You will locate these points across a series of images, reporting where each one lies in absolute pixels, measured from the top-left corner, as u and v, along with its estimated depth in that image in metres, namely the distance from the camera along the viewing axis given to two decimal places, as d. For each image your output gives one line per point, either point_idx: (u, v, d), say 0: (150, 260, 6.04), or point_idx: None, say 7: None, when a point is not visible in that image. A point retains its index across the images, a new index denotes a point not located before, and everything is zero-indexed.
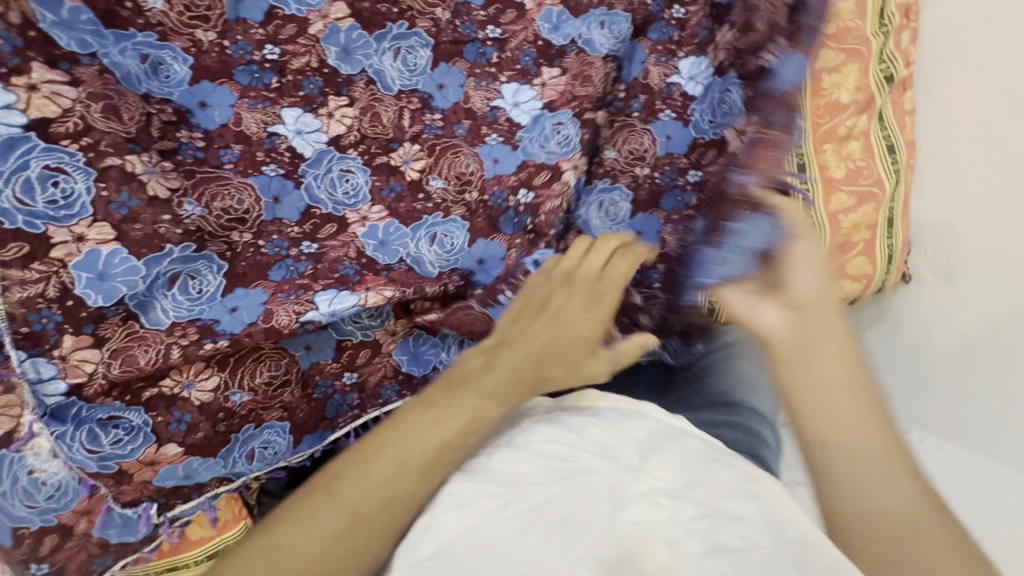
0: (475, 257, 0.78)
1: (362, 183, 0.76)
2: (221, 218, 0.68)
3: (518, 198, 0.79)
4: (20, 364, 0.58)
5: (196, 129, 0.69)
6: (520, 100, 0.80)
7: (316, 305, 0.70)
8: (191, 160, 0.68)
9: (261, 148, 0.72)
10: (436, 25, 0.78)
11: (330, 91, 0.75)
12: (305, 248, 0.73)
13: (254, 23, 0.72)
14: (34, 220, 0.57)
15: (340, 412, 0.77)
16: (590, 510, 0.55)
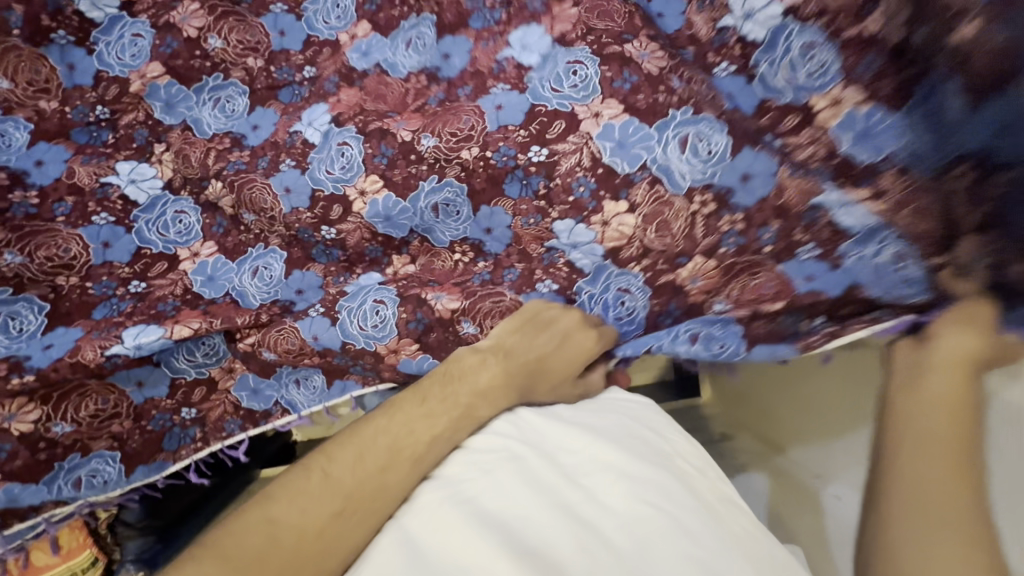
0: (293, 288, 0.81)
1: (194, 223, 0.83)
2: (46, 264, 0.79)
3: (322, 234, 0.79)
4: None
5: (31, 188, 0.81)
6: (314, 120, 0.79)
7: (123, 339, 0.77)
8: (23, 217, 0.80)
9: (94, 198, 0.82)
10: (250, 73, 0.83)
11: (154, 139, 0.83)
12: (133, 286, 0.80)
13: (87, 87, 0.83)
14: None
15: (182, 444, 0.81)
16: (516, 495, 0.50)
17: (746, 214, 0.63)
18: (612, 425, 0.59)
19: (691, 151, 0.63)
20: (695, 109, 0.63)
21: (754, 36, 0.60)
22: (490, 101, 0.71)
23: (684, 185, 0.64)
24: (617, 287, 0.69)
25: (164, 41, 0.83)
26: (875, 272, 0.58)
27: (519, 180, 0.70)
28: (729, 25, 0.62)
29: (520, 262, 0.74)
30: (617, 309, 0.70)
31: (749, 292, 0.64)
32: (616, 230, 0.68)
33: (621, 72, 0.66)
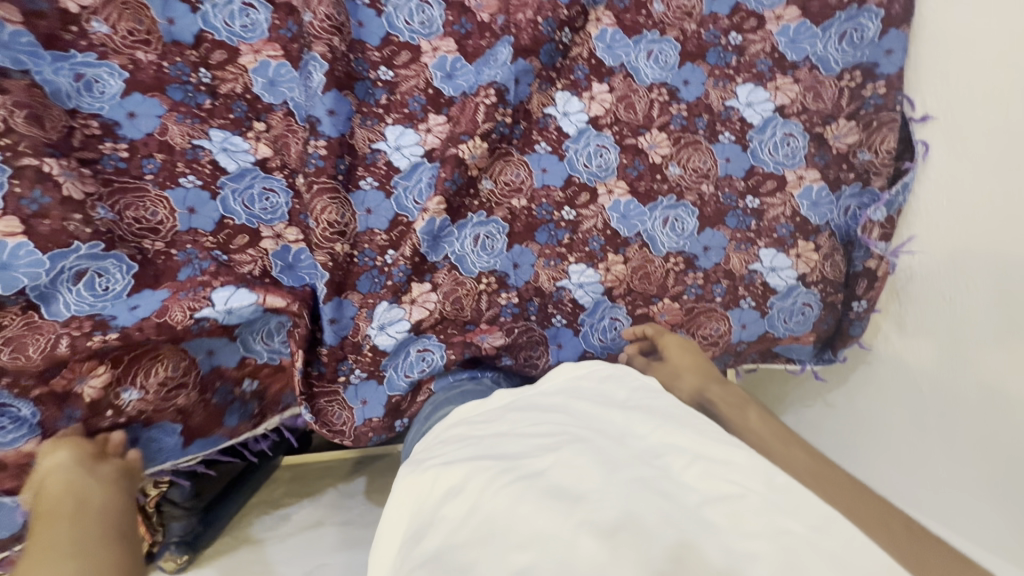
0: (327, 315, 0.87)
1: (281, 203, 0.89)
2: (133, 226, 0.82)
3: (384, 257, 0.91)
4: None
5: (121, 140, 0.83)
6: (403, 144, 0.93)
7: (212, 302, 0.82)
8: (112, 169, 0.82)
9: (182, 158, 0.85)
10: (332, 51, 0.87)
11: (253, 116, 0.88)
12: (216, 255, 0.86)
13: (186, 45, 0.85)
14: None
15: (241, 420, 0.90)
16: (586, 474, 0.51)
17: (704, 273, 0.99)
18: (667, 407, 0.61)
19: (671, 227, 0.98)
20: (678, 198, 0.98)
21: (752, 119, 0.98)
22: (537, 162, 0.96)
23: (663, 251, 0.98)
24: (610, 316, 0.99)
25: (284, 24, 0.88)
26: (786, 318, 1.00)
27: (549, 231, 0.97)
28: (733, 107, 0.98)
29: (536, 297, 0.97)
30: (609, 335, 0.99)
31: (703, 330, 0.99)
32: (614, 274, 0.98)
33: (629, 164, 0.98)
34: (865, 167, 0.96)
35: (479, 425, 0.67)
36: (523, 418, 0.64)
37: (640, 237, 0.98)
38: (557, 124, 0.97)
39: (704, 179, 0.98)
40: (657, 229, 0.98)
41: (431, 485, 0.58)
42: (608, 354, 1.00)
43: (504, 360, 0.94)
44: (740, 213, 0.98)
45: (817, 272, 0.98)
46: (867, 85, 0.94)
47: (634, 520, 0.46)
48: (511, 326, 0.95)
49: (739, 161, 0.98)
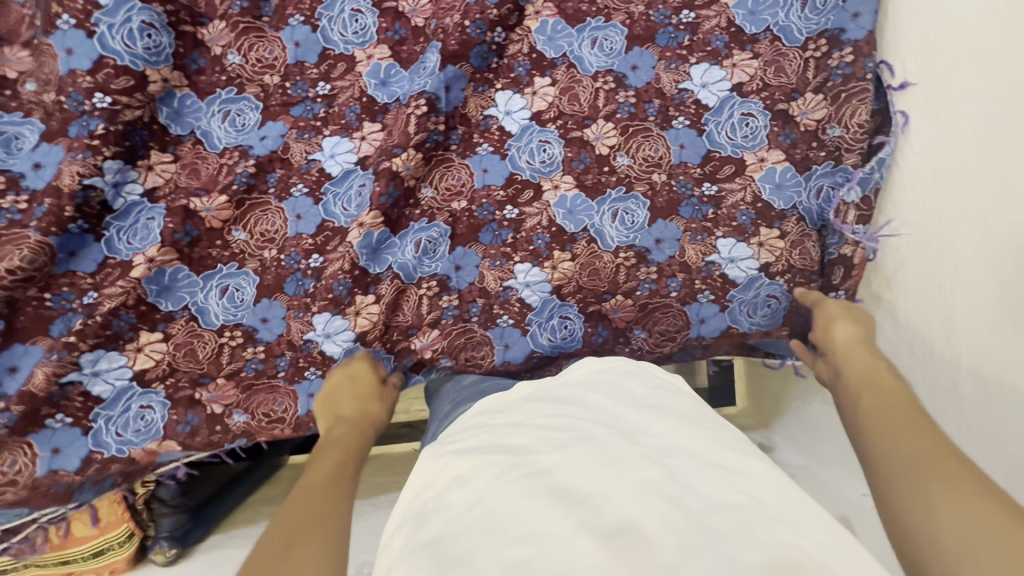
0: (259, 315, 0.87)
1: (157, 227, 0.85)
2: (7, 277, 0.77)
3: (308, 261, 0.87)
4: None
5: (24, 191, 0.81)
6: (337, 152, 0.89)
7: (80, 365, 0.82)
8: (8, 223, 0.79)
9: (72, 201, 0.80)
10: (265, 90, 0.89)
11: (155, 146, 0.86)
12: (88, 297, 0.82)
13: (83, 72, 0.80)
14: None
15: (176, 456, 0.85)
16: (594, 471, 0.41)
17: (658, 267, 0.90)
18: (685, 409, 0.47)
19: (620, 220, 0.90)
20: (627, 189, 0.90)
21: (708, 101, 0.90)
22: (477, 163, 0.90)
23: (612, 245, 0.90)
24: (559, 314, 0.91)
25: (189, 54, 0.87)
26: (750, 312, 0.88)
27: (493, 231, 0.90)
28: (688, 89, 0.90)
29: (480, 298, 0.91)
30: (560, 335, 0.91)
31: (661, 327, 0.91)
32: (561, 272, 0.91)
33: (573, 159, 0.91)
34: (835, 143, 0.85)
35: (494, 414, 0.54)
36: (534, 406, 0.52)
37: (595, 232, 0.91)
38: (500, 124, 0.91)
39: (654, 168, 0.90)
40: (606, 220, 0.90)
41: (434, 468, 0.47)
42: (558, 354, 0.92)
43: (444, 364, 0.89)
44: (696, 202, 0.89)
45: (783, 262, 0.87)
46: (833, 54, 0.84)
47: (634, 527, 0.36)
48: (449, 329, 0.89)
49: (695, 147, 0.90)
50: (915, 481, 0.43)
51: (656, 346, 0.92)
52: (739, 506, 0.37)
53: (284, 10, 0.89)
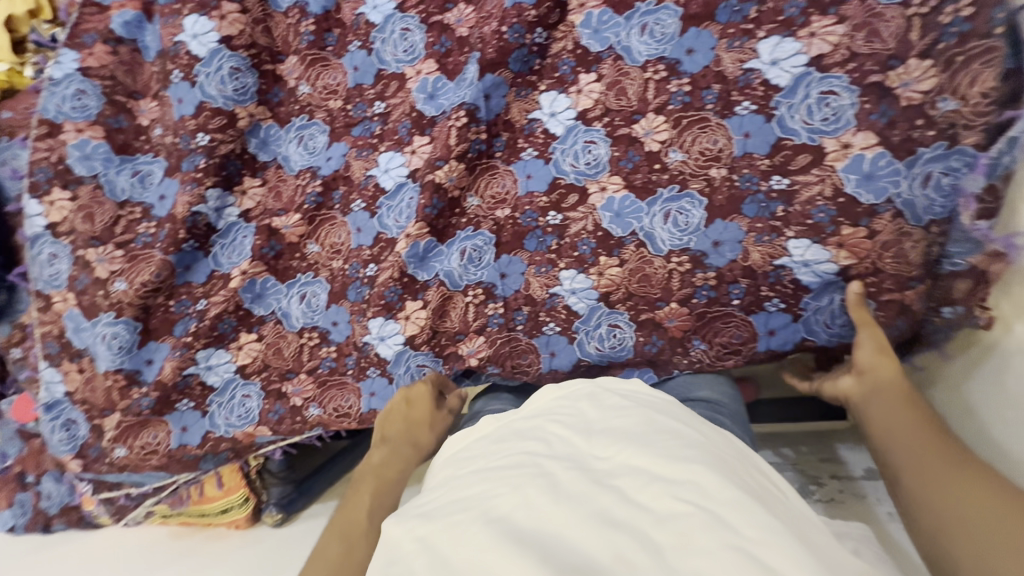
0: (330, 319, 0.96)
1: (248, 244, 0.97)
2: (141, 289, 0.95)
3: (367, 271, 0.94)
4: (46, 376, 0.99)
5: (153, 218, 0.97)
6: (391, 167, 0.94)
7: (196, 361, 0.97)
8: (141, 246, 0.96)
9: (184, 225, 0.95)
10: (331, 114, 0.97)
11: (247, 173, 0.99)
12: (199, 304, 0.97)
13: (189, 116, 0.96)
14: (54, 282, 0.97)
15: (269, 440, 0.97)
16: (548, 512, 0.45)
17: (717, 272, 0.81)
18: (639, 426, 0.53)
19: (672, 222, 0.82)
20: (681, 187, 0.82)
21: (778, 81, 0.77)
22: (522, 169, 0.89)
23: (663, 250, 0.83)
24: (608, 323, 0.87)
25: (271, 89, 0.98)
26: (828, 322, 0.78)
27: (537, 237, 0.89)
28: (755, 68, 0.78)
29: (526, 305, 0.90)
30: (610, 344, 0.87)
31: (723, 338, 0.82)
32: (608, 278, 0.86)
33: (621, 159, 0.85)
34: (947, 120, 0.69)
35: (458, 463, 0.58)
36: (492, 446, 0.57)
37: (647, 237, 0.84)
38: (544, 127, 0.89)
39: (713, 162, 0.80)
40: (660, 223, 0.83)
41: (395, 535, 0.48)
42: (608, 363, 0.88)
43: (490, 369, 0.91)
44: (762, 198, 0.78)
45: (868, 264, 0.74)
46: (945, 8, 0.67)
47: (589, 565, 0.41)
48: (494, 337, 0.90)
49: (763, 135, 0.78)
50: (972, 513, 0.52)
51: (717, 359, 0.83)
52: (683, 522, 0.42)
53: (345, 38, 0.96)
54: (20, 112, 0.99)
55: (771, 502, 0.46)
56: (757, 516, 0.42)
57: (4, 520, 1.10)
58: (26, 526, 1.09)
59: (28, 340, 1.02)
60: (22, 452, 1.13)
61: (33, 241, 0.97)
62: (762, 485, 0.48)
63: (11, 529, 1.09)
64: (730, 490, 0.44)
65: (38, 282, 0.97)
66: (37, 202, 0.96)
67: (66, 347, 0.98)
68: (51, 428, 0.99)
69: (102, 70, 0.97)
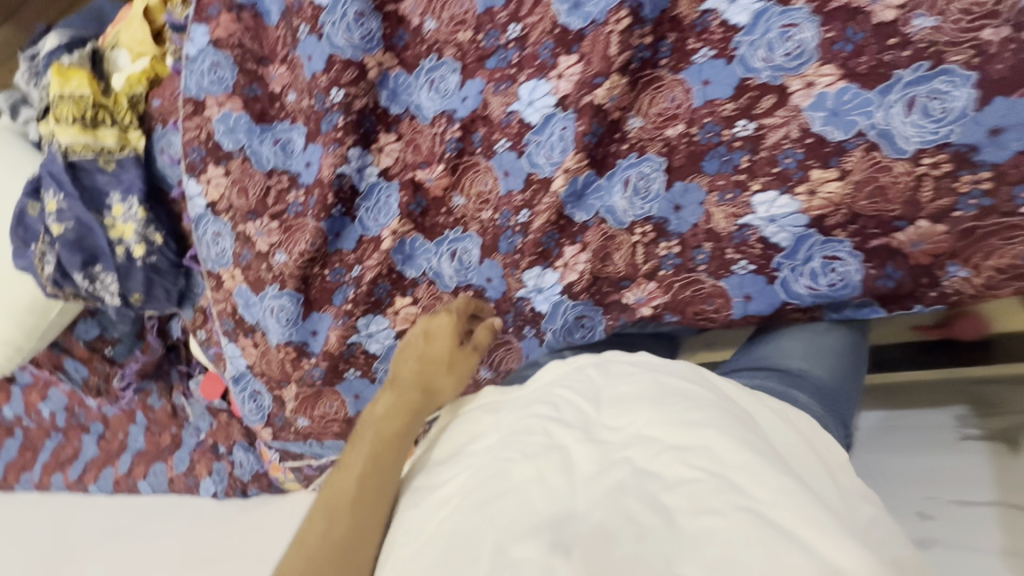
0: (485, 275, 0.89)
1: (394, 201, 0.92)
2: (300, 258, 0.94)
3: (519, 218, 0.85)
4: (227, 349, 1.04)
5: (301, 186, 0.95)
6: (535, 98, 0.81)
7: (357, 329, 0.96)
8: (294, 215, 0.95)
9: (332, 189, 0.92)
10: (461, 49, 0.86)
11: (382, 128, 0.92)
12: (355, 271, 0.95)
13: (320, 72, 0.90)
14: (222, 260, 1.00)
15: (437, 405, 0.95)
16: (558, 489, 0.45)
17: (995, 171, 0.60)
18: (649, 390, 0.51)
19: (919, 111, 0.62)
20: (933, 63, 0.61)
21: None
22: (696, 75, 0.73)
23: (909, 150, 0.63)
24: (822, 255, 0.70)
25: (395, 33, 0.89)
26: None
27: (720, 155, 0.73)
28: None
29: (707, 242, 0.76)
30: (828, 280, 0.70)
31: (1002, 259, 0.63)
32: (823, 197, 0.68)
33: (835, 42, 0.65)
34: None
35: (470, 434, 0.58)
36: (507, 415, 0.56)
37: (882, 135, 0.64)
38: (722, 18, 0.71)
39: (986, 20, 0.58)
40: (904, 118, 0.63)
41: (428, 520, 0.51)
42: (824, 302, 0.72)
43: (667, 320, 0.80)
44: None
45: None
46: None
47: (604, 532, 0.41)
48: (671, 281, 0.78)
49: None
50: None
51: (989, 286, 0.64)
52: (687, 487, 0.42)
53: None
54: (168, 98, 1.01)
55: (786, 462, 0.44)
56: (769, 478, 0.41)
57: (207, 487, 1.22)
58: (226, 491, 1.21)
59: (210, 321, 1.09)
60: (213, 425, 1.25)
61: (197, 222, 1.00)
62: (770, 446, 0.46)
63: (214, 494, 1.22)
64: (740, 455, 0.43)
65: (207, 262, 1.01)
66: (196, 181, 0.98)
67: (238, 322, 1.02)
68: (243, 394, 1.06)
69: (231, 39, 0.95)
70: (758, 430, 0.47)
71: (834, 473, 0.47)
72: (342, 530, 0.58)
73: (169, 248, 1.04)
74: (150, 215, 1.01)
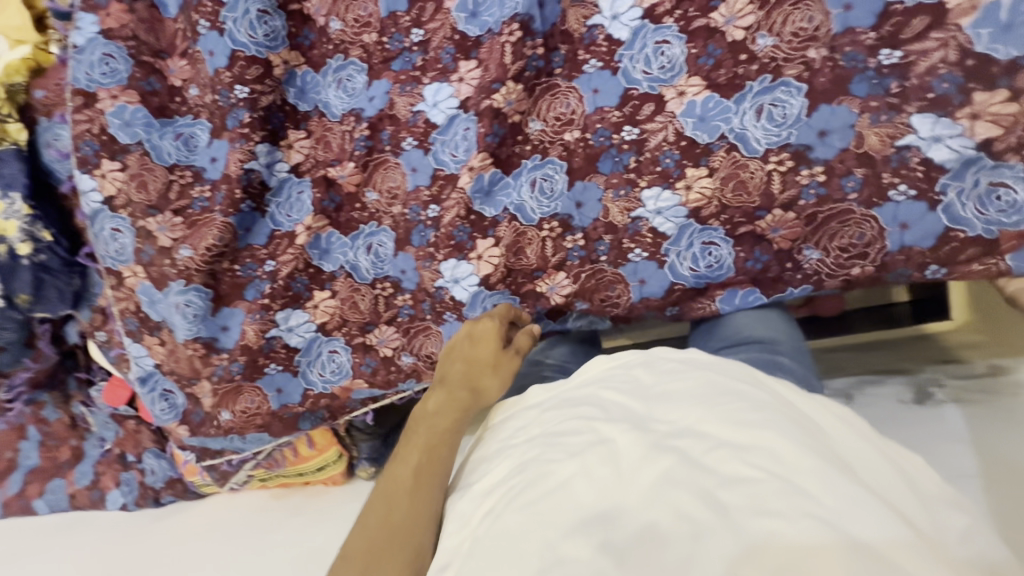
0: (399, 268, 0.92)
1: (307, 197, 0.93)
2: (205, 254, 0.92)
3: (428, 213, 0.89)
4: (130, 346, 0.99)
5: (206, 181, 0.93)
6: (439, 100, 0.85)
7: (277, 323, 0.95)
8: (199, 211, 0.93)
9: (240, 184, 0.90)
10: (367, 50, 0.88)
11: (291, 125, 0.92)
12: (269, 266, 0.94)
13: (223, 68, 0.88)
14: (121, 257, 0.94)
15: (367, 396, 0.95)
16: (609, 482, 0.44)
17: (826, 166, 0.71)
18: (697, 387, 0.50)
19: (767, 117, 0.73)
20: (774, 76, 0.72)
21: None
22: (587, 84, 0.80)
23: (760, 150, 0.74)
24: (702, 240, 0.79)
25: (301, 32, 0.90)
26: (980, 207, 0.66)
27: (613, 156, 0.81)
28: None
29: (607, 234, 0.83)
30: (706, 262, 0.80)
31: (841, 241, 0.73)
32: (698, 191, 0.78)
33: (701, 57, 0.75)
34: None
35: (514, 430, 0.57)
36: (549, 412, 0.56)
37: (738, 137, 0.74)
38: (606, 33, 0.78)
39: (809, 43, 0.70)
40: (760, 121, 0.73)
41: (469, 515, 0.51)
42: (706, 284, 0.81)
43: (578, 306, 0.86)
44: (873, 74, 0.68)
45: (1016, 133, 0.63)
46: None
47: (654, 535, 0.40)
48: (578, 271, 0.85)
49: (868, 3, 0.67)
50: None
51: (837, 264, 0.74)
52: (748, 488, 0.40)
53: None
54: (53, 88, 0.94)
55: (840, 459, 0.43)
56: (833, 481, 0.40)
57: (116, 497, 1.16)
58: (138, 501, 1.15)
59: (110, 322, 1.02)
60: (119, 435, 1.17)
61: (93, 217, 0.93)
62: (836, 450, 0.44)
63: (124, 506, 1.16)
64: (809, 459, 0.41)
65: (105, 259, 0.95)
66: (89, 175, 0.92)
67: (142, 321, 0.97)
68: (155, 394, 1.00)
69: (123, 31, 0.90)
70: (822, 433, 0.45)
71: (908, 482, 0.42)
72: (403, 508, 0.59)
73: (60, 245, 0.98)
74: (36, 212, 0.94)
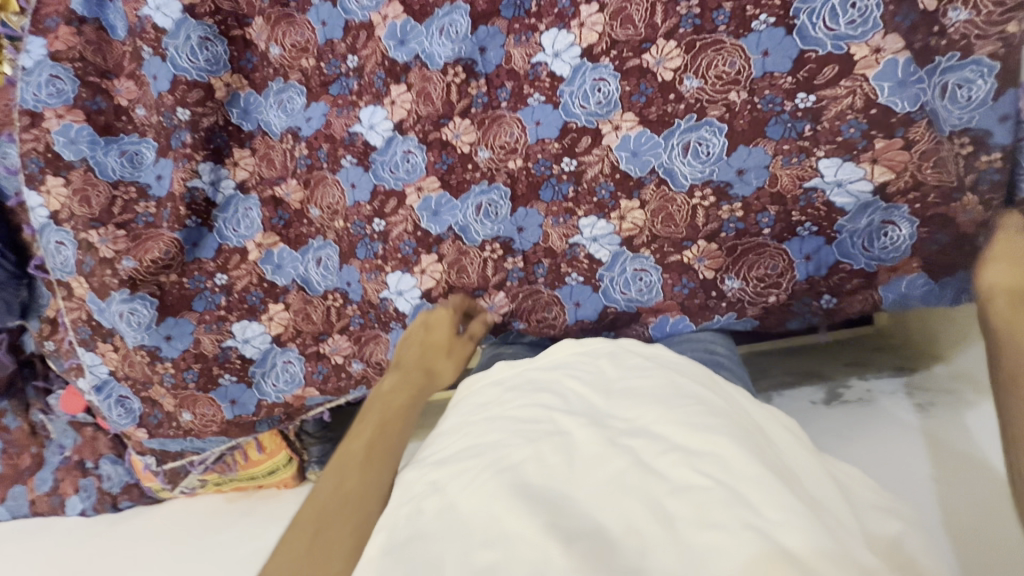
0: (345, 280, 0.92)
1: (257, 217, 0.94)
2: (150, 266, 0.93)
3: (373, 226, 0.90)
4: (83, 355, 0.99)
5: (151, 199, 0.94)
6: (375, 122, 0.87)
7: (234, 334, 0.95)
8: (143, 225, 0.94)
9: (183, 202, 0.92)
10: (305, 74, 0.89)
11: (235, 144, 0.94)
12: (218, 279, 0.95)
13: (165, 92, 0.90)
14: (66, 270, 0.96)
15: (321, 400, 0.95)
16: (555, 472, 0.39)
17: (744, 203, 0.75)
18: (663, 388, 0.46)
19: (693, 154, 0.75)
20: (699, 116, 0.74)
21: None
22: (530, 116, 0.81)
23: (686, 185, 0.77)
24: (634, 267, 0.82)
25: (243, 55, 0.91)
26: (866, 244, 0.72)
27: (553, 186, 0.82)
28: None
29: (546, 258, 0.85)
30: (636, 287, 0.82)
31: (758, 271, 0.77)
32: (631, 222, 0.80)
33: (633, 95, 0.76)
34: (961, 31, 0.60)
35: (469, 409, 0.52)
36: (505, 394, 0.50)
37: (667, 173, 0.77)
38: (549, 70, 0.79)
39: (731, 86, 0.72)
40: (687, 159, 0.76)
41: (412, 482, 0.44)
42: (636, 308, 0.83)
43: (517, 326, 0.88)
44: (787, 118, 0.71)
45: (905, 178, 0.67)
46: None
47: (600, 534, 0.35)
48: (516, 291, 0.86)
49: (783, 50, 0.69)
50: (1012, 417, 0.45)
51: (754, 292, 0.77)
52: (698, 494, 0.35)
53: None
54: (1, 109, 0.95)
55: (790, 477, 0.38)
56: (783, 497, 0.35)
57: (75, 504, 1.17)
58: (96, 507, 1.16)
59: (60, 331, 1.03)
60: (78, 440, 1.18)
61: (40, 231, 0.95)
62: (785, 467, 0.40)
63: (83, 511, 1.16)
64: (756, 468, 0.37)
65: (53, 272, 0.96)
66: (36, 191, 0.93)
67: (92, 329, 0.98)
68: (111, 399, 1.00)
69: (70, 52, 0.91)
70: (771, 448, 0.41)
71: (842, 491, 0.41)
72: (358, 476, 0.51)
73: (6, 259, 0.98)
74: None
